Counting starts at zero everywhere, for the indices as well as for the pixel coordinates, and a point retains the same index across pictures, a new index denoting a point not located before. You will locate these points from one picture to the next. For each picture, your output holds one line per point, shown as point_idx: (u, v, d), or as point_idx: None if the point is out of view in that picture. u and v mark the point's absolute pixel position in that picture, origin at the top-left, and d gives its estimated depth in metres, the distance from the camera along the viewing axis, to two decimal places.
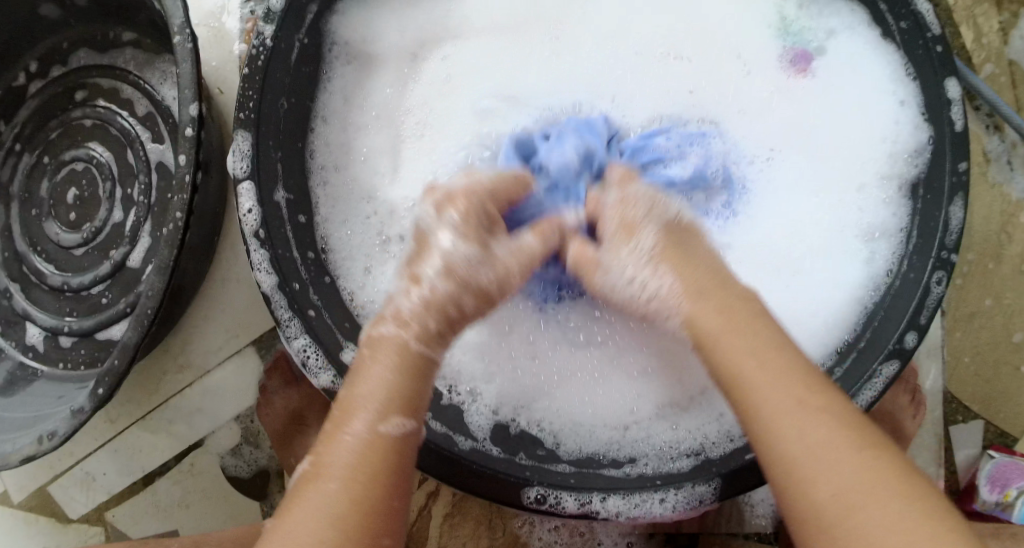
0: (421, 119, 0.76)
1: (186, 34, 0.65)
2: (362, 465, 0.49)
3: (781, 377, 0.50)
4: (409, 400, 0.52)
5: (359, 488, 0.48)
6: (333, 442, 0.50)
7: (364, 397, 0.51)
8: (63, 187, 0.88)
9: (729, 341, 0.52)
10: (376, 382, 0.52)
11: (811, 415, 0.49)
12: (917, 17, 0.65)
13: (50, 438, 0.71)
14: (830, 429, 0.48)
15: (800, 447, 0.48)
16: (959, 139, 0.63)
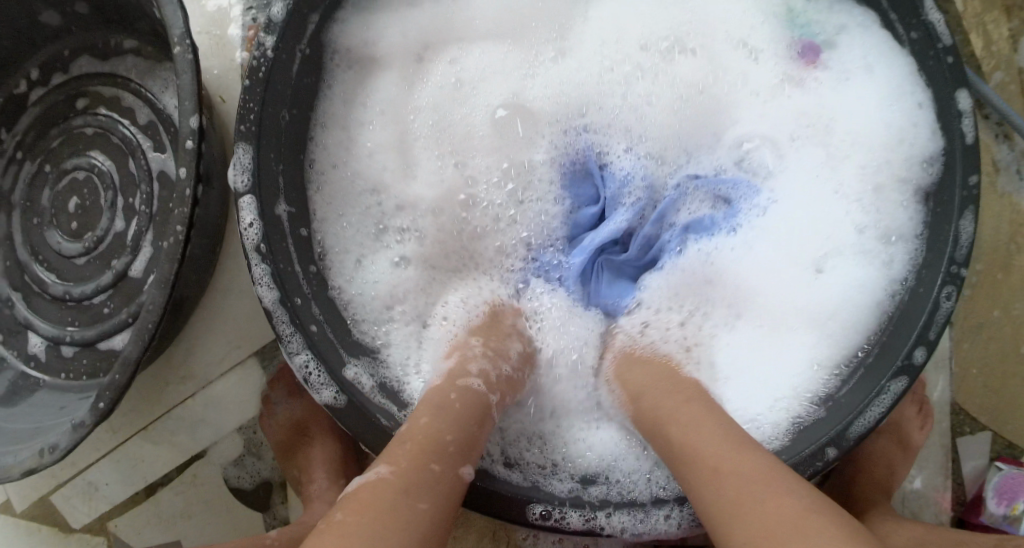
0: (434, 126, 0.74)
1: (186, 45, 0.64)
2: (443, 495, 0.48)
3: (716, 442, 0.52)
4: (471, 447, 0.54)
5: (442, 513, 0.47)
6: (417, 464, 0.49)
7: (444, 433, 0.53)
8: (64, 196, 0.87)
9: (675, 424, 0.55)
10: (454, 426, 0.54)
11: (736, 466, 0.49)
12: (928, 26, 0.65)
13: (51, 451, 0.70)
14: (744, 480, 0.48)
15: (725, 498, 0.47)
16: (970, 152, 0.64)
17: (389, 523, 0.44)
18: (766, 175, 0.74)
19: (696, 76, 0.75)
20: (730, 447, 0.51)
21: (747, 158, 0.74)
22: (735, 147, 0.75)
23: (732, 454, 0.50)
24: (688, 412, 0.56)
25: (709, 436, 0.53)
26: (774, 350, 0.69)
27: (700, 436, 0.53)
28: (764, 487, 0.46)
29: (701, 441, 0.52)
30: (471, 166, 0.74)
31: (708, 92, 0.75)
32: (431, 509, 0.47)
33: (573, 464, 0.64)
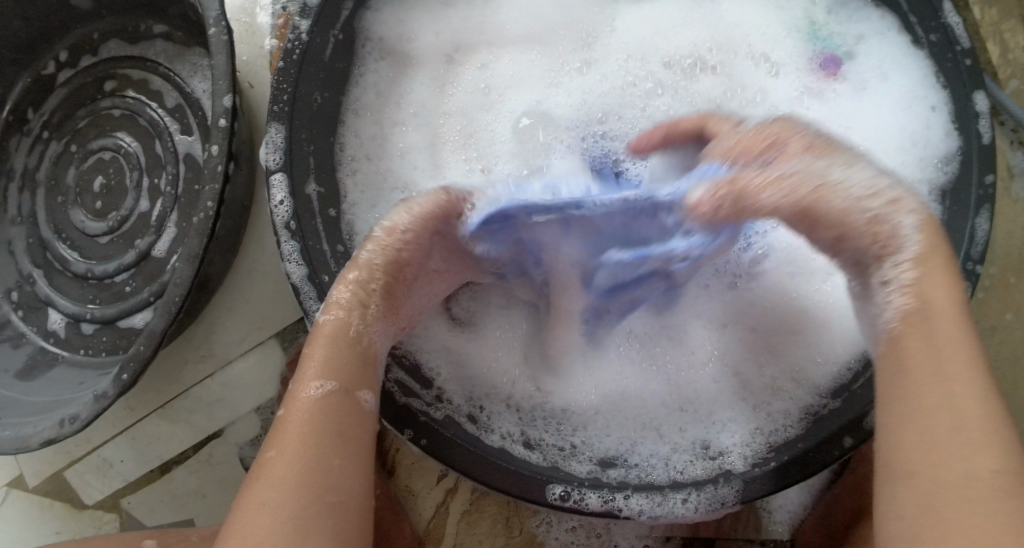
0: (462, 131, 0.75)
1: (222, 27, 0.65)
2: (307, 431, 0.54)
3: (951, 364, 0.49)
4: (333, 365, 0.56)
5: (303, 454, 0.53)
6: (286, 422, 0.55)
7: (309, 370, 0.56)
8: (89, 176, 0.88)
9: (931, 290, 0.50)
10: (318, 356, 0.57)
11: (963, 418, 0.47)
12: (946, 29, 0.66)
13: (72, 422, 0.71)
14: (973, 419, 0.47)
15: (952, 424, 0.47)
16: (986, 152, 0.64)
17: (285, 494, 0.52)
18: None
19: (714, 91, 0.77)
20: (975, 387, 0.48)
21: None
22: None
23: (964, 395, 0.48)
24: (947, 301, 0.50)
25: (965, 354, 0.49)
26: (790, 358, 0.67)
27: (943, 352, 0.49)
28: (983, 439, 0.47)
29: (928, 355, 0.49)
30: (493, 174, 0.74)
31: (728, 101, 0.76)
32: (279, 457, 0.53)
33: (593, 447, 0.65)
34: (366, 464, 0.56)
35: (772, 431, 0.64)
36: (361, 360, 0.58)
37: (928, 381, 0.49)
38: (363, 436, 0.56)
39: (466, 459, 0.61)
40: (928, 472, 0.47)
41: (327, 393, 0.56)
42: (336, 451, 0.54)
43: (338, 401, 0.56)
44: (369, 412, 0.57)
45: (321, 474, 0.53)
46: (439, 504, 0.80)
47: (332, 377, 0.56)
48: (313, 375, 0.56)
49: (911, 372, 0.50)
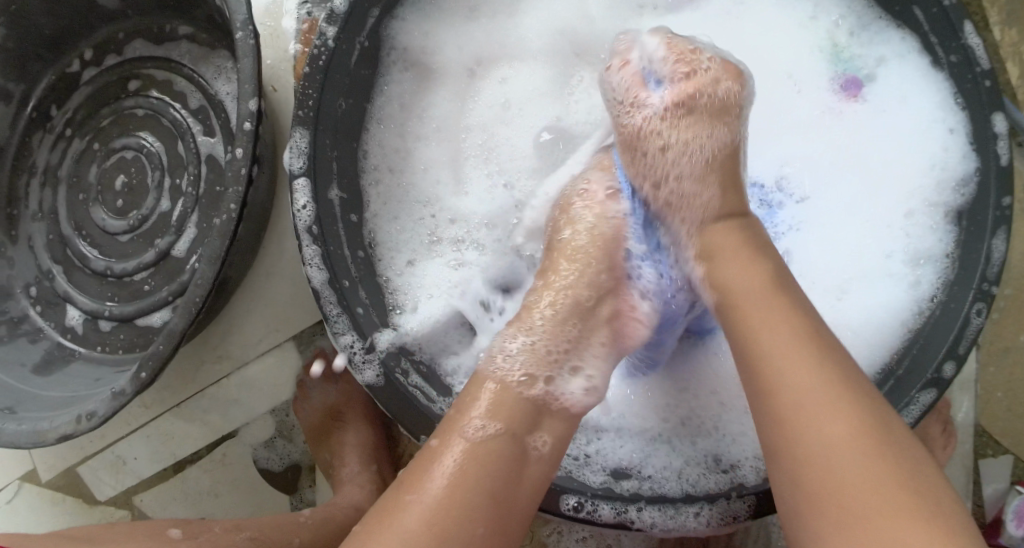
0: (482, 145, 0.76)
1: (249, 31, 0.66)
2: (471, 469, 0.52)
3: (794, 336, 0.51)
4: (507, 415, 0.56)
5: (461, 492, 0.51)
6: (439, 452, 0.53)
7: (475, 408, 0.56)
8: (111, 174, 0.89)
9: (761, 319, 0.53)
10: (486, 400, 0.57)
11: (826, 422, 0.48)
12: (967, 51, 0.64)
13: (90, 418, 0.71)
14: (839, 419, 0.48)
15: (816, 438, 0.48)
16: (1005, 174, 0.64)
17: (429, 523, 0.49)
18: (806, 197, 0.75)
19: None
20: (808, 347, 0.51)
21: (790, 178, 0.76)
22: (778, 167, 0.77)
23: (806, 357, 0.50)
24: (748, 273, 0.56)
25: (784, 323, 0.52)
26: None
27: (772, 329, 0.52)
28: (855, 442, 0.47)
29: (773, 330, 0.52)
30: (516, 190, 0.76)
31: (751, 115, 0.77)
32: (424, 497, 0.51)
33: (605, 457, 0.66)
34: (514, 523, 0.53)
35: None
36: (532, 411, 0.58)
37: (780, 350, 0.51)
38: (517, 488, 0.54)
39: None
40: (800, 435, 0.48)
41: (487, 435, 0.54)
42: (485, 500, 0.51)
43: (500, 444, 0.55)
44: (535, 460, 0.56)
45: (464, 526, 0.50)
46: None
47: (496, 419, 0.56)
48: (477, 413, 0.56)
49: (768, 349, 0.52)
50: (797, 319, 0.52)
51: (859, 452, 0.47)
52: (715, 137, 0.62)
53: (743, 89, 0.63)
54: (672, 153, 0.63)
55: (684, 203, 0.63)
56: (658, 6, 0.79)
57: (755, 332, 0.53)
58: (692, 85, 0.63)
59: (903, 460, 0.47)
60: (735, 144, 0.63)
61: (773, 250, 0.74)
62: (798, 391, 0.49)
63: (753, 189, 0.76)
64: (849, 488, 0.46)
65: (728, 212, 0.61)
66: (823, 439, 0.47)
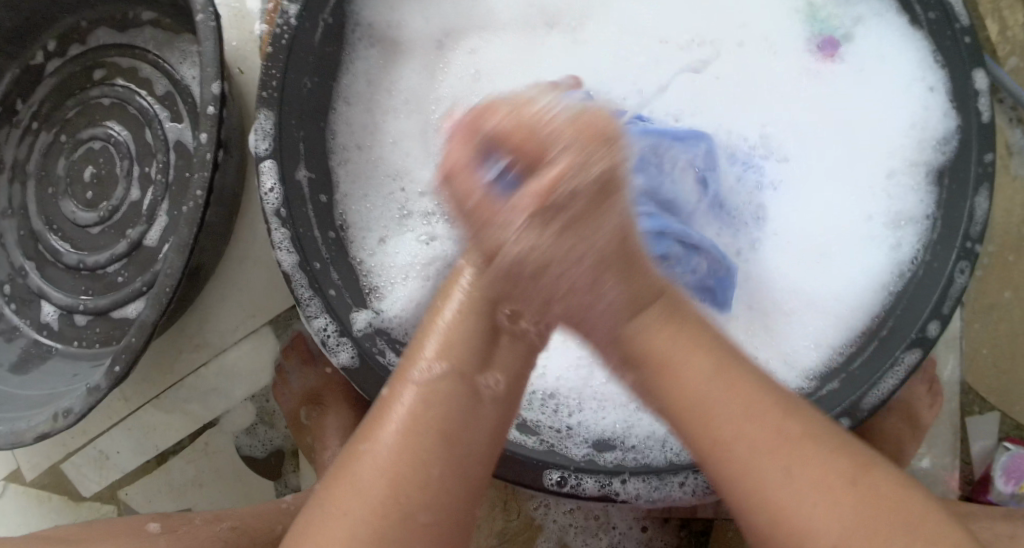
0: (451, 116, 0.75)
1: (209, 13, 0.65)
2: (422, 416, 0.51)
3: (716, 383, 0.49)
4: (462, 351, 0.53)
5: (414, 440, 0.50)
6: (391, 403, 0.51)
7: (429, 340, 0.53)
8: (80, 166, 0.87)
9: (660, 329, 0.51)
10: (440, 329, 0.54)
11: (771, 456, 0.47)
12: (946, 7, 0.63)
13: (66, 416, 0.70)
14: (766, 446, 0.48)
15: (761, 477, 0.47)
16: (986, 130, 0.63)
17: (391, 475, 0.49)
18: (782, 156, 0.75)
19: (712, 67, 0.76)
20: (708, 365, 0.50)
21: (770, 140, 0.75)
22: (755, 129, 0.75)
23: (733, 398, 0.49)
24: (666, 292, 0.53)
25: (682, 343, 0.50)
26: (776, 333, 0.70)
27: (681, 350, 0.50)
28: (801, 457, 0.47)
29: (695, 382, 0.49)
30: None
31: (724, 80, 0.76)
32: (377, 448, 0.50)
33: (587, 428, 0.65)
34: (474, 464, 0.52)
35: None
36: (485, 344, 0.54)
37: (709, 400, 0.49)
38: (475, 429, 0.52)
39: None
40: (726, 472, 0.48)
41: (438, 378, 0.52)
42: (442, 445, 0.50)
43: (452, 386, 0.52)
44: (489, 399, 0.53)
45: (420, 476, 0.49)
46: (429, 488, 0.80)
47: (446, 356, 0.52)
48: (425, 355, 0.53)
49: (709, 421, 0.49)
50: (708, 357, 0.50)
51: (811, 480, 0.47)
52: (601, 231, 0.49)
53: (623, 158, 0.48)
54: (547, 272, 0.50)
55: (582, 317, 0.52)
56: None
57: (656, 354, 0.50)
58: (555, 172, 0.47)
59: (841, 459, 0.48)
60: (625, 229, 0.50)
61: (750, 200, 0.74)
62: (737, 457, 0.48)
63: (734, 140, 0.75)
64: (813, 521, 0.46)
65: (641, 303, 0.51)
66: (764, 484, 0.47)
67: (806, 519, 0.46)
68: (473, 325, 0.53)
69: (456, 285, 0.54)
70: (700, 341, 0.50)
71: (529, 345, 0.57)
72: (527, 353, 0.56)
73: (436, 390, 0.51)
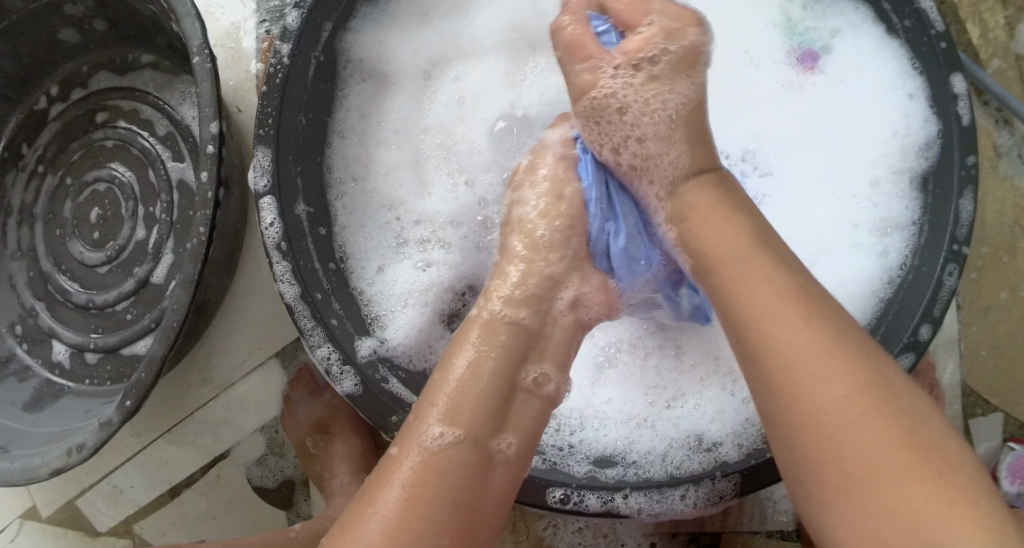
0: (441, 143, 0.77)
1: (205, 55, 0.66)
2: (427, 478, 0.52)
3: (812, 348, 0.49)
4: (471, 414, 0.55)
5: (418, 501, 0.51)
6: (399, 462, 0.53)
7: (439, 401, 0.56)
8: (86, 208, 0.89)
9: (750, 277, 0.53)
10: (454, 387, 0.56)
11: (848, 404, 0.47)
12: (921, 14, 0.65)
13: (80, 450, 0.71)
14: (847, 385, 0.48)
15: (824, 407, 0.47)
16: (968, 133, 0.64)
17: (395, 532, 0.50)
18: (768, 170, 0.76)
19: None
20: (796, 308, 0.50)
21: (755, 154, 0.76)
22: (741, 143, 0.77)
23: (835, 361, 0.48)
24: (735, 233, 0.55)
25: (771, 291, 0.51)
26: None
27: (759, 279, 0.52)
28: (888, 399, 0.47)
29: (788, 327, 0.50)
30: (477, 186, 0.76)
31: (707, 96, 0.78)
32: (381, 505, 0.51)
33: (589, 446, 0.67)
34: (485, 526, 0.53)
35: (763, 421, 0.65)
36: (494, 408, 0.56)
37: (789, 347, 0.49)
38: (478, 490, 0.54)
39: None
40: (793, 399, 0.48)
41: (447, 444, 0.54)
42: (446, 505, 0.52)
43: (461, 451, 0.54)
44: (499, 463, 0.56)
45: (424, 535, 0.50)
46: None
47: (454, 421, 0.55)
48: (435, 420, 0.55)
49: (789, 367, 0.49)
50: (784, 277, 0.52)
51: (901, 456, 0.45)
52: None
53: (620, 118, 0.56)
54: None
55: None
56: None
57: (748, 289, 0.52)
58: None
59: (906, 420, 0.47)
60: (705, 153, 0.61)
61: None
62: (818, 402, 0.48)
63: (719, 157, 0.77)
64: (886, 495, 0.45)
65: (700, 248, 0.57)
66: (821, 408, 0.47)
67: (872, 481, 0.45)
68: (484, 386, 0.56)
69: (466, 342, 0.59)
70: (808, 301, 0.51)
71: (545, 401, 0.59)
72: (540, 410, 0.59)
73: (441, 454, 0.53)
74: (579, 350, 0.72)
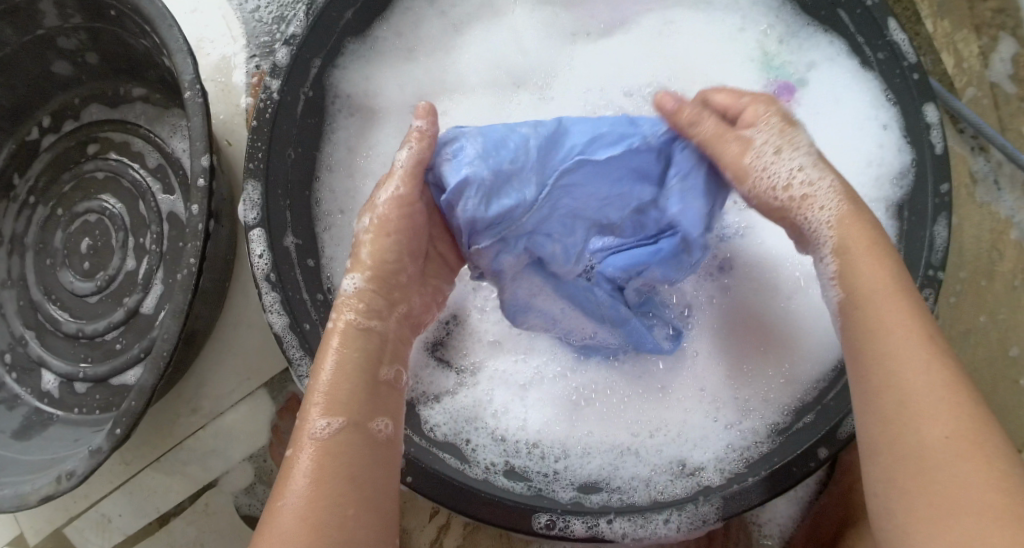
0: None
1: (196, 89, 0.68)
2: (325, 466, 0.50)
3: (927, 378, 0.49)
4: (345, 401, 0.53)
5: (324, 488, 0.49)
6: (298, 455, 0.51)
7: (315, 393, 0.53)
8: (77, 238, 0.90)
9: (874, 305, 0.53)
10: (325, 374, 0.54)
11: (956, 448, 0.47)
12: (893, 47, 0.68)
13: (69, 477, 0.71)
14: (951, 418, 0.48)
15: (927, 435, 0.48)
16: (940, 162, 0.66)
17: (308, 521, 0.48)
18: None
19: None
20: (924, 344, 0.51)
21: None
22: None
23: (945, 403, 0.49)
24: (883, 277, 0.54)
25: (902, 319, 0.52)
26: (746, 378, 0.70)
27: (894, 315, 0.52)
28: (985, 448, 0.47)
29: (914, 364, 0.50)
30: None
31: None
32: (288, 500, 0.49)
33: (574, 472, 0.68)
34: (388, 500, 0.52)
35: (743, 446, 0.68)
36: (370, 392, 0.54)
37: (910, 377, 0.50)
38: (377, 468, 0.52)
39: (451, 494, 0.62)
40: (902, 420, 0.49)
41: (335, 432, 0.52)
42: (349, 485, 0.50)
43: (350, 437, 0.52)
44: (384, 444, 0.54)
45: (340, 519, 0.49)
46: (433, 541, 0.80)
47: (337, 409, 0.52)
48: (316, 412, 0.52)
49: (905, 394, 0.50)
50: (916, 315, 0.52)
51: (995, 507, 0.45)
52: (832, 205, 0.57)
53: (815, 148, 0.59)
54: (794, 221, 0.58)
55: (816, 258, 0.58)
56: (592, 32, 0.82)
57: (872, 317, 0.53)
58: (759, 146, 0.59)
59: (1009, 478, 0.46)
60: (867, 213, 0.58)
61: None
62: (924, 437, 0.48)
63: None
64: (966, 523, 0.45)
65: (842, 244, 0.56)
66: (920, 432, 0.48)
67: (948, 523, 0.46)
68: (354, 376, 0.54)
69: (327, 345, 0.56)
70: (954, 358, 0.51)
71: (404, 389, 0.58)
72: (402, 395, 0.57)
73: (336, 441, 0.51)
74: (556, 386, 0.72)
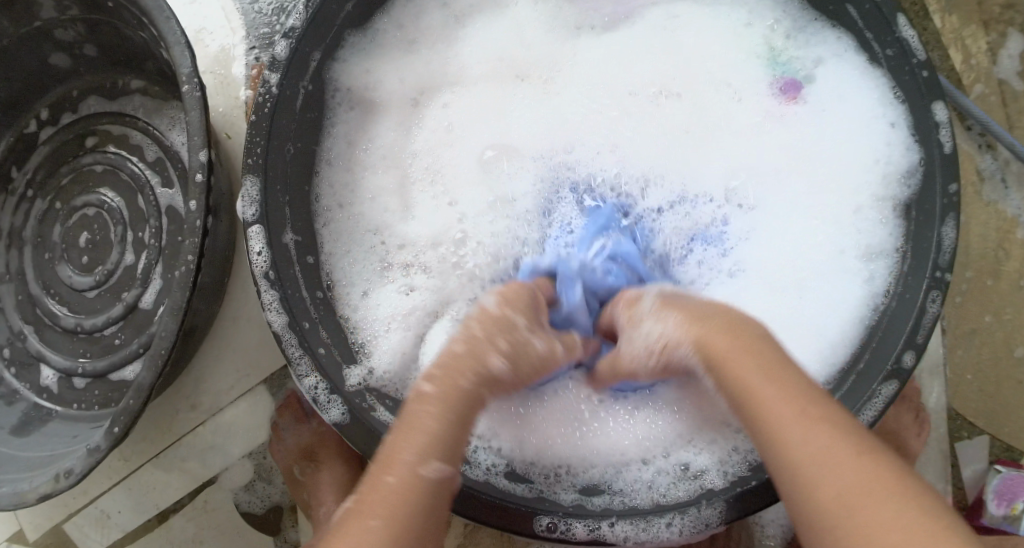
0: (428, 168, 0.78)
1: (194, 83, 0.67)
2: (414, 509, 0.48)
3: (817, 437, 0.47)
4: (451, 449, 0.52)
5: (408, 529, 0.48)
6: (383, 488, 0.49)
7: (420, 435, 0.51)
8: (75, 232, 0.89)
9: (750, 375, 0.51)
10: (432, 419, 0.52)
11: (866, 500, 0.44)
12: (902, 43, 0.66)
13: (67, 476, 0.71)
14: (851, 470, 0.45)
15: (835, 490, 0.45)
16: (948, 161, 0.65)
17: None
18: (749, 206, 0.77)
19: (679, 117, 0.79)
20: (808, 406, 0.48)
21: (735, 193, 0.77)
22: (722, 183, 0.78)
23: (840, 455, 0.46)
24: (752, 355, 0.52)
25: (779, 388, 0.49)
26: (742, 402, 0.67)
27: (772, 385, 0.49)
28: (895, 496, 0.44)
29: (801, 427, 0.47)
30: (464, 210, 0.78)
31: (693, 132, 0.79)
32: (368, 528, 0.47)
33: (577, 474, 0.67)
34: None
35: (748, 449, 0.65)
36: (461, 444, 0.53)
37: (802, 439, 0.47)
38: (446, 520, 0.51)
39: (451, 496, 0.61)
40: (804, 485, 0.46)
41: (439, 479, 0.50)
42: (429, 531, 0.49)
43: (444, 490, 0.51)
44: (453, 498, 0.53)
45: None
46: None
47: (443, 457, 0.51)
48: (418, 452, 0.50)
49: (799, 460, 0.47)
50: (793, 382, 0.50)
51: None
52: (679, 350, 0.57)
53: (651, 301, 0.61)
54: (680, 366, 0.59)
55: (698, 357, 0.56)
56: (595, 25, 0.81)
57: (748, 388, 0.50)
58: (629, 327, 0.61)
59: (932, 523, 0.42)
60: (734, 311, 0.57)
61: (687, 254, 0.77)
62: (831, 493, 0.45)
63: (699, 201, 0.78)
64: None
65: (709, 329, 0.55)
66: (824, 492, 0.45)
67: None
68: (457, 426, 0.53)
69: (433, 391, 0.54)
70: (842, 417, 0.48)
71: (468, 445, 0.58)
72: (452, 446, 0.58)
73: (429, 490, 0.49)
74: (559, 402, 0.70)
